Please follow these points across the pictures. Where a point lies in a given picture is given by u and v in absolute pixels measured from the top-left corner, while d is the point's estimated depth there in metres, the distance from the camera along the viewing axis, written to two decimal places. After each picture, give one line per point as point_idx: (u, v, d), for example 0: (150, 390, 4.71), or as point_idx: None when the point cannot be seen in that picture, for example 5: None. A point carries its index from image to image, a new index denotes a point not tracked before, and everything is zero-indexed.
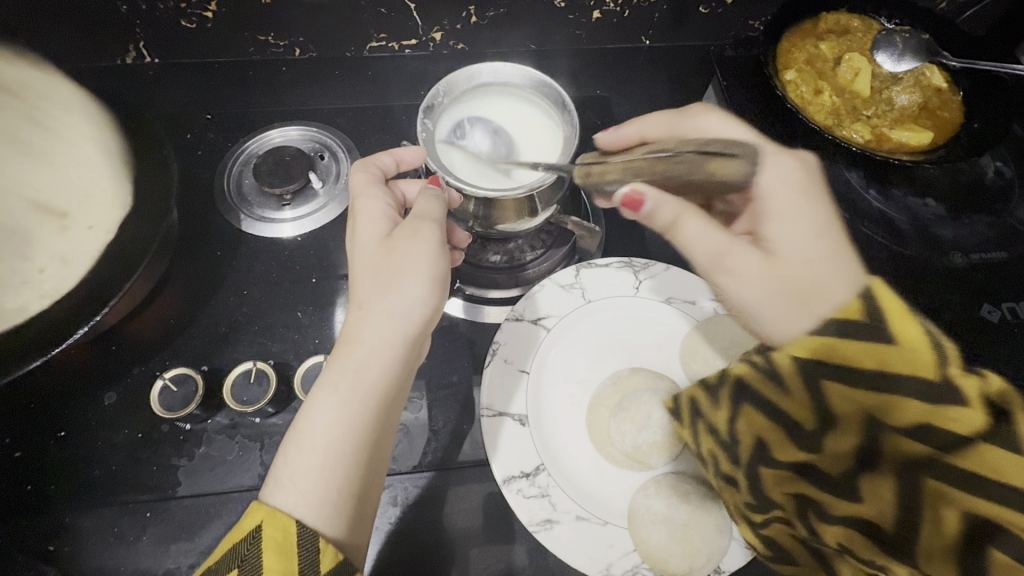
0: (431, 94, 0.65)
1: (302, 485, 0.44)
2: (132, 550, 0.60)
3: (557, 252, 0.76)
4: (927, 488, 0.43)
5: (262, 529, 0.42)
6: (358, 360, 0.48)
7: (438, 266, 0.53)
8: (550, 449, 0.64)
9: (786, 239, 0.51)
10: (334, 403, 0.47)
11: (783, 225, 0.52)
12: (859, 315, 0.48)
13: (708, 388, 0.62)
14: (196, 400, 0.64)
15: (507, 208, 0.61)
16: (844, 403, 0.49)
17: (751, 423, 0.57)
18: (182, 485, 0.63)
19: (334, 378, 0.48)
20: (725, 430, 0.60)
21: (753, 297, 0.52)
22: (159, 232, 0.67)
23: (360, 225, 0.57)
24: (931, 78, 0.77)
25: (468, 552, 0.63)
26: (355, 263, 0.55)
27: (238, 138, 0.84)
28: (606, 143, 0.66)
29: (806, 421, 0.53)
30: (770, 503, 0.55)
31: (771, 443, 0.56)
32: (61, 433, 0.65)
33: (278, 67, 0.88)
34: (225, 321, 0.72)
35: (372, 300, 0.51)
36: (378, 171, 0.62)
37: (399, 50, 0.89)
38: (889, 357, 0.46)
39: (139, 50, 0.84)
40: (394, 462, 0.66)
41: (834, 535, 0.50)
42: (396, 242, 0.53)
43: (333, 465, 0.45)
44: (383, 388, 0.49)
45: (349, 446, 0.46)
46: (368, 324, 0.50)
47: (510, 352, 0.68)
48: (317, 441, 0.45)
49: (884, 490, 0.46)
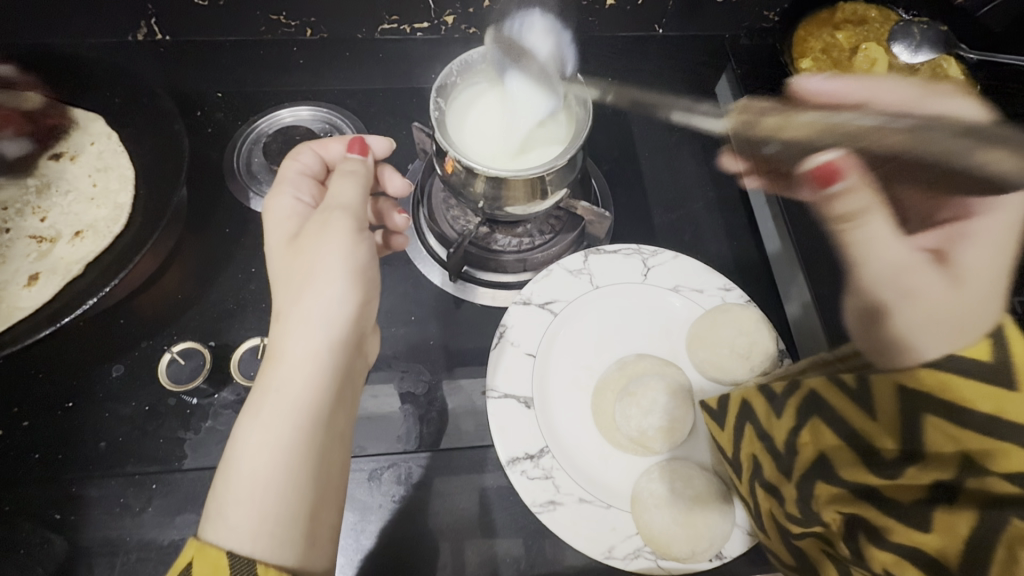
0: (444, 74, 0.64)
1: (237, 515, 0.41)
2: (137, 521, 0.60)
3: (566, 237, 0.75)
4: (1015, 530, 0.35)
5: (190, 567, 0.38)
6: (279, 374, 0.46)
7: (355, 258, 0.51)
8: (554, 433, 0.64)
9: (977, 271, 0.42)
10: (256, 426, 0.44)
11: (981, 253, 0.43)
12: (986, 357, 0.39)
13: (771, 399, 0.56)
14: (203, 373, 0.66)
15: (517, 187, 0.60)
16: (941, 441, 0.40)
17: (817, 437, 0.49)
18: (188, 458, 0.63)
19: (256, 400, 0.45)
20: (783, 442, 0.52)
21: (920, 324, 0.43)
22: (166, 211, 0.67)
23: (271, 225, 0.55)
24: (948, 69, 0.76)
25: (471, 533, 0.63)
26: (270, 271, 0.54)
27: (249, 117, 0.83)
28: (813, 89, 0.70)
29: (889, 450, 0.43)
30: (813, 518, 0.48)
31: (836, 460, 0.46)
32: (67, 404, 0.65)
33: (290, 47, 0.87)
34: (233, 297, 0.72)
35: (288, 310, 0.49)
36: (315, 159, 0.60)
37: (410, 33, 0.88)
38: (1006, 405, 0.37)
39: (150, 27, 0.84)
40: (399, 442, 0.66)
41: (882, 560, 0.42)
42: (305, 240, 0.51)
43: (264, 488, 0.42)
44: (310, 400, 0.46)
45: (280, 468, 0.43)
46: (287, 337, 0.48)
47: (518, 335, 0.68)
48: (244, 471, 0.42)
49: (959, 522, 0.37)
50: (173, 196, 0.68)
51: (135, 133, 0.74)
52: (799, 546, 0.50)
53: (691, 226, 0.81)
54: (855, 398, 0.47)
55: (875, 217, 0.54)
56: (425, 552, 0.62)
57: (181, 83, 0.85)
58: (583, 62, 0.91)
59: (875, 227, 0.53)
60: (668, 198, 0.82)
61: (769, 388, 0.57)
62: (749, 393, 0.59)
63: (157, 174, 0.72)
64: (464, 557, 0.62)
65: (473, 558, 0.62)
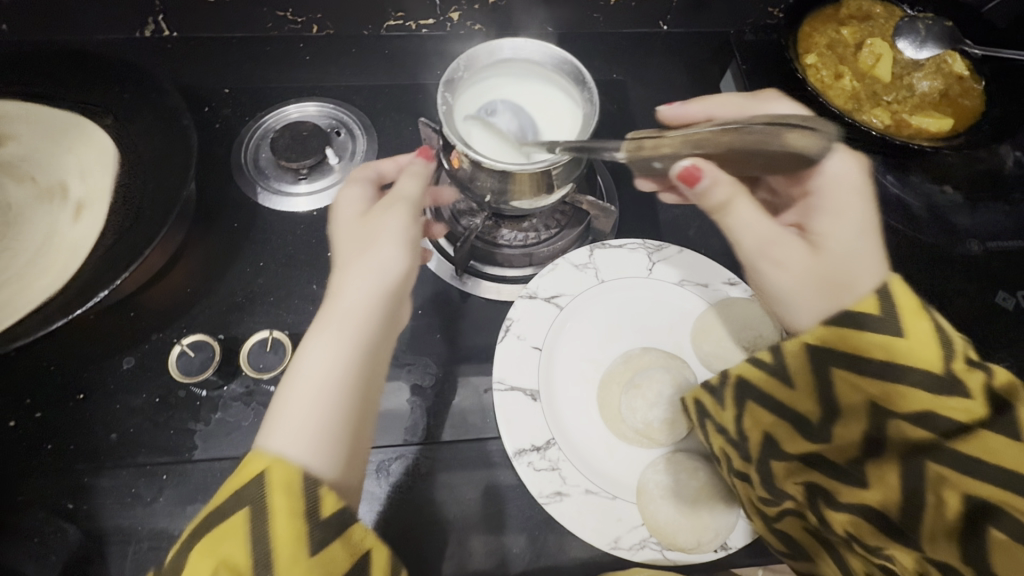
0: (451, 68, 0.64)
1: (291, 426, 0.41)
2: (149, 510, 0.61)
3: (571, 232, 0.75)
4: (931, 472, 0.41)
5: (267, 475, 0.39)
6: (346, 305, 0.48)
7: (415, 226, 0.54)
8: (560, 425, 0.64)
9: (834, 235, 0.49)
10: (327, 347, 0.45)
11: (831, 221, 0.50)
12: (875, 311, 0.43)
13: (713, 391, 0.59)
14: (214, 365, 0.66)
15: (524, 182, 0.60)
16: (851, 392, 0.46)
17: (756, 420, 0.54)
18: (198, 449, 0.64)
19: (327, 326, 0.47)
20: (734, 429, 0.56)
21: (792, 288, 0.49)
22: (176, 204, 0.68)
23: (342, 203, 0.57)
24: (953, 65, 0.77)
25: (478, 523, 0.64)
26: (337, 230, 0.56)
27: (256, 113, 0.84)
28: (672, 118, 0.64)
29: (813, 415, 0.50)
30: (781, 495, 0.53)
31: (778, 438, 0.53)
32: (79, 395, 0.66)
33: (296, 44, 0.88)
34: (241, 291, 0.73)
35: (357, 254, 0.52)
36: (376, 171, 0.60)
37: (415, 30, 0.90)
38: (897, 350, 0.42)
39: (158, 24, 0.85)
40: (408, 434, 0.67)
41: (841, 523, 0.48)
42: (379, 208, 0.55)
43: (332, 405, 0.43)
44: (375, 333, 0.48)
45: (346, 390, 0.44)
46: (355, 274, 0.50)
47: (524, 328, 0.68)
48: (313, 387, 0.43)
49: (890, 475, 0.45)
50: (183, 190, 0.69)
51: (144, 127, 0.75)
52: (780, 529, 0.54)
53: (695, 220, 0.81)
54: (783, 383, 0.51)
55: (742, 201, 0.49)
56: (433, 543, 0.63)
57: (189, 78, 0.85)
58: (587, 57, 0.91)
59: (748, 217, 0.49)
60: None
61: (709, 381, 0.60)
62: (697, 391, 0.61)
63: (166, 168, 0.72)
64: (470, 548, 0.63)
65: (480, 549, 0.63)
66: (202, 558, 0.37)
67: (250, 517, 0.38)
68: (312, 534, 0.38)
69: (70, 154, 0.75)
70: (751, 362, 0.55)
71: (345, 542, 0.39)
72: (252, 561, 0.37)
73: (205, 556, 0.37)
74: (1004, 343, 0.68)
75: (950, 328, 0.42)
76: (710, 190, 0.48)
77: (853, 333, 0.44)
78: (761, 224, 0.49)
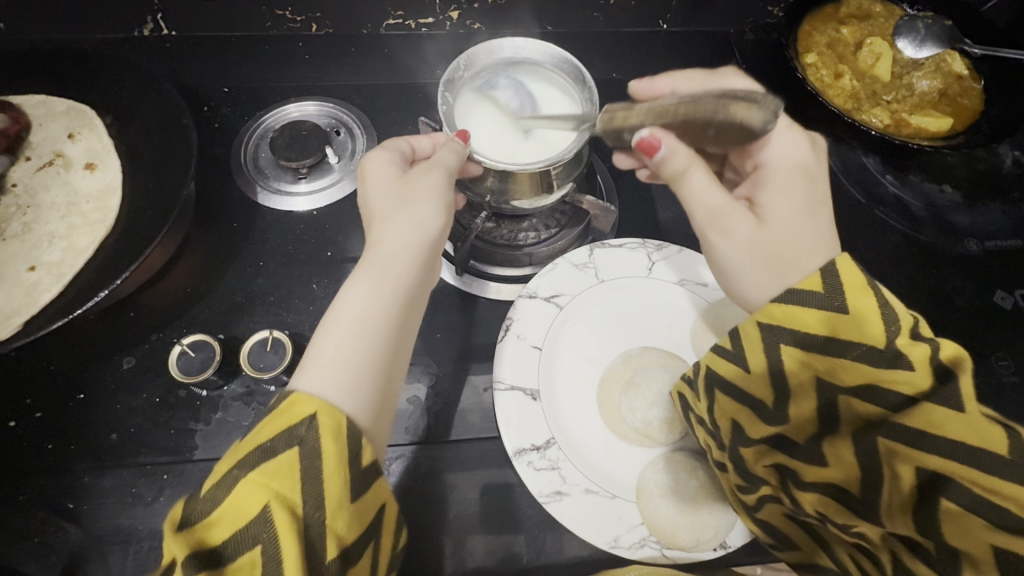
0: (451, 68, 0.64)
1: (327, 375, 0.43)
2: (149, 510, 0.61)
3: (571, 231, 0.75)
4: (882, 447, 0.41)
5: (318, 417, 0.40)
6: (381, 263, 0.50)
7: (444, 198, 0.56)
8: (560, 424, 0.65)
9: (781, 208, 0.49)
10: (364, 301, 0.48)
11: (780, 195, 0.50)
12: (819, 288, 0.42)
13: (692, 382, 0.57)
14: (213, 365, 0.65)
15: (523, 181, 0.60)
16: (798, 369, 0.44)
17: (722, 408, 0.51)
18: (198, 449, 0.64)
19: (366, 280, 0.49)
20: (710, 420, 0.54)
21: (738, 260, 0.49)
22: (176, 203, 0.68)
23: (371, 166, 0.57)
24: (952, 64, 0.77)
25: (477, 522, 0.64)
26: (369, 191, 0.56)
27: (255, 113, 0.84)
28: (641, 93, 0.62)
29: (766, 399, 0.47)
30: (756, 482, 0.52)
31: (742, 423, 0.50)
32: (79, 395, 0.66)
33: (295, 42, 0.88)
34: (241, 291, 0.73)
35: (392, 215, 0.54)
36: (409, 146, 0.61)
37: (415, 29, 0.89)
38: (839, 326, 0.42)
39: (157, 22, 0.85)
40: (408, 433, 0.67)
41: (810, 501, 0.48)
42: (414, 174, 0.56)
43: (367, 360, 0.45)
44: (406, 294, 0.50)
45: (379, 345, 0.46)
46: (391, 233, 0.52)
47: (524, 328, 0.68)
48: (350, 339, 0.45)
49: (846, 452, 0.44)
50: (182, 189, 0.69)
51: (143, 127, 0.75)
52: (762, 519, 0.53)
53: None
54: (737, 364, 0.47)
55: (697, 171, 0.50)
56: (433, 542, 0.63)
57: (188, 78, 0.85)
58: (588, 56, 0.91)
59: (703, 189, 0.50)
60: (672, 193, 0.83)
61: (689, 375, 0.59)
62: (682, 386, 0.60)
63: (165, 168, 0.72)
64: (469, 546, 0.63)
65: (479, 548, 0.63)
66: (252, 493, 0.37)
67: (300, 454, 0.38)
68: (354, 481, 0.40)
69: (73, 154, 0.75)
70: (714, 349, 0.50)
71: (377, 490, 0.42)
72: (303, 498, 0.38)
73: (255, 492, 0.37)
74: (1004, 343, 0.68)
75: (892, 302, 0.42)
76: (667, 160, 0.49)
77: (795, 312, 0.43)
78: (713, 196, 0.49)
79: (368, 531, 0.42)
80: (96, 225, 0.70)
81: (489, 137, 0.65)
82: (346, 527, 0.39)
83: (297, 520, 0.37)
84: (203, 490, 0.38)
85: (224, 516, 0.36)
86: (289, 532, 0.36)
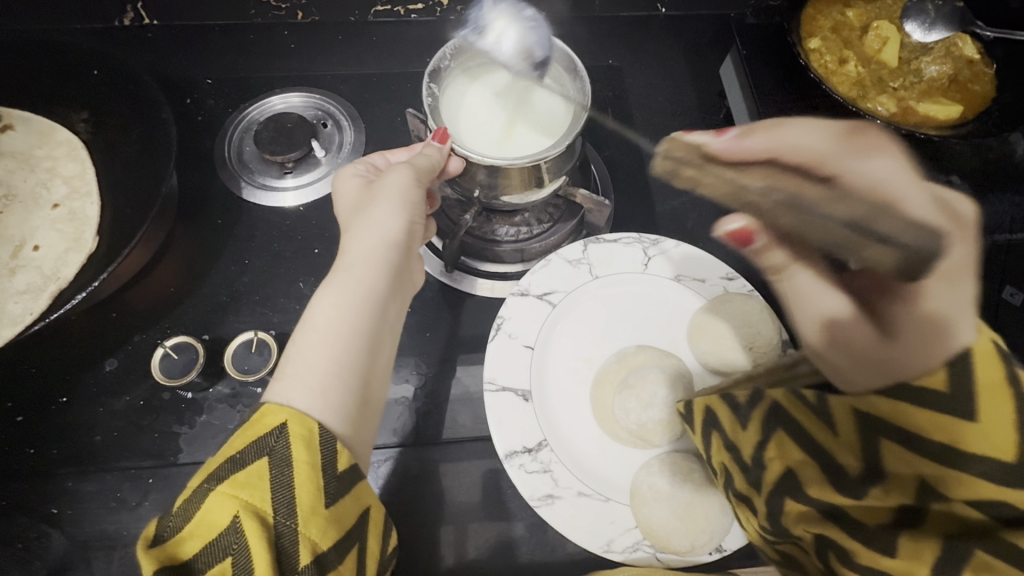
0: (437, 57, 0.62)
1: (301, 386, 0.41)
2: (134, 514, 0.60)
3: (565, 226, 0.72)
4: (978, 560, 0.32)
5: (288, 425, 0.39)
6: (356, 266, 0.49)
7: (411, 196, 0.54)
8: (552, 425, 0.63)
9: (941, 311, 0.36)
10: (340, 313, 0.46)
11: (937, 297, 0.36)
12: (944, 388, 0.34)
13: (735, 408, 0.50)
14: (196, 368, 0.64)
15: (512, 176, 0.58)
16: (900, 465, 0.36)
17: (783, 452, 0.43)
18: (183, 453, 0.62)
19: (345, 282, 0.48)
20: (750, 454, 0.46)
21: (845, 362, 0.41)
22: (157, 195, 0.66)
23: (340, 184, 0.57)
24: (963, 48, 0.74)
25: (467, 524, 0.63)
26: (341, 209, 0.56)
27: (238, 104, 0.81)
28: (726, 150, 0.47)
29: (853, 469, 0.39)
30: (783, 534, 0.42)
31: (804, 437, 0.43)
32: (62, 399, 0.64)
33: (280, 30, 0.86)
34: (225, 289, 0.71)
35: (360, 223, 0.52)
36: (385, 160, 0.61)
37: (404, 15, 0.87)
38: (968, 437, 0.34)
39: (137, 12, 0.82)
40: (395, 435, 0.66)
41: None
42: (382, 181, 0.55)
43: (350, 367, 0.44)
44: (384, 294, 0.49)
45: (356, 352, 0.45)
46: (359, 240, 0.51)
47: (515, 327, 0.67)
48: (333, 347, 0.44)
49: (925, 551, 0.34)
50: (163, 182, 0.66)
51: (121, 122, 0.73)
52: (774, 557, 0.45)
53: (692, 215, 0.79)
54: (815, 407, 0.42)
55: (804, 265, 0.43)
56: (424, 545, 0.62)
57: (168, 69, 0.82)
58: (582, 41, 0.88)
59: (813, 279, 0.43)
60: (669, 184, 0.80)
61: (732, 395, 0.51)
62: (710, 399, 0.54)
63: (144, 161, 0.70)
64: (467, 537, 0.62)
65: (478, 536, 0.62)
66: (222, 505, 0.36)
67: (270, 463, 0.37)
68: (328, 487, 0.38)
69: (50, 148, 0.73)
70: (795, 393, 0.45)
71: (357, 495, 0.40)
72: (274, 508, 0.36)
73: (224, 505, 0.36)
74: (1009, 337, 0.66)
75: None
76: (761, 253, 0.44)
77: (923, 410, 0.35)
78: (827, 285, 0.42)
79: (352, 534, 0.40)
80: (82, 226, 0.69)
81: (478, 133, 0.63)
82: (322, 534, 0.37)
83: (268, 530, 0.36)
84: (177, 505, 0.37)
85: (194, 531, 0.35)
86: (259, 542, 0.35)
